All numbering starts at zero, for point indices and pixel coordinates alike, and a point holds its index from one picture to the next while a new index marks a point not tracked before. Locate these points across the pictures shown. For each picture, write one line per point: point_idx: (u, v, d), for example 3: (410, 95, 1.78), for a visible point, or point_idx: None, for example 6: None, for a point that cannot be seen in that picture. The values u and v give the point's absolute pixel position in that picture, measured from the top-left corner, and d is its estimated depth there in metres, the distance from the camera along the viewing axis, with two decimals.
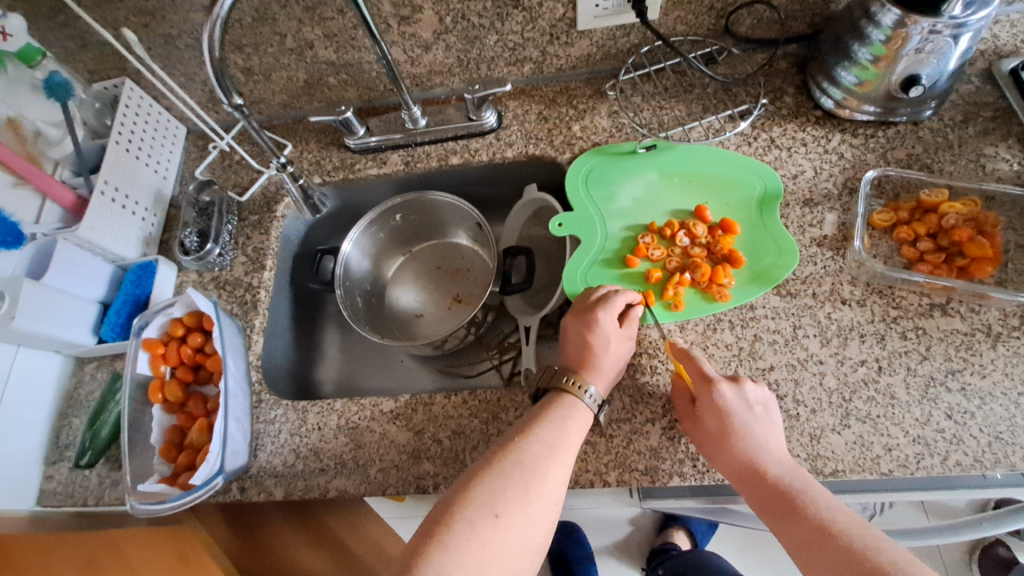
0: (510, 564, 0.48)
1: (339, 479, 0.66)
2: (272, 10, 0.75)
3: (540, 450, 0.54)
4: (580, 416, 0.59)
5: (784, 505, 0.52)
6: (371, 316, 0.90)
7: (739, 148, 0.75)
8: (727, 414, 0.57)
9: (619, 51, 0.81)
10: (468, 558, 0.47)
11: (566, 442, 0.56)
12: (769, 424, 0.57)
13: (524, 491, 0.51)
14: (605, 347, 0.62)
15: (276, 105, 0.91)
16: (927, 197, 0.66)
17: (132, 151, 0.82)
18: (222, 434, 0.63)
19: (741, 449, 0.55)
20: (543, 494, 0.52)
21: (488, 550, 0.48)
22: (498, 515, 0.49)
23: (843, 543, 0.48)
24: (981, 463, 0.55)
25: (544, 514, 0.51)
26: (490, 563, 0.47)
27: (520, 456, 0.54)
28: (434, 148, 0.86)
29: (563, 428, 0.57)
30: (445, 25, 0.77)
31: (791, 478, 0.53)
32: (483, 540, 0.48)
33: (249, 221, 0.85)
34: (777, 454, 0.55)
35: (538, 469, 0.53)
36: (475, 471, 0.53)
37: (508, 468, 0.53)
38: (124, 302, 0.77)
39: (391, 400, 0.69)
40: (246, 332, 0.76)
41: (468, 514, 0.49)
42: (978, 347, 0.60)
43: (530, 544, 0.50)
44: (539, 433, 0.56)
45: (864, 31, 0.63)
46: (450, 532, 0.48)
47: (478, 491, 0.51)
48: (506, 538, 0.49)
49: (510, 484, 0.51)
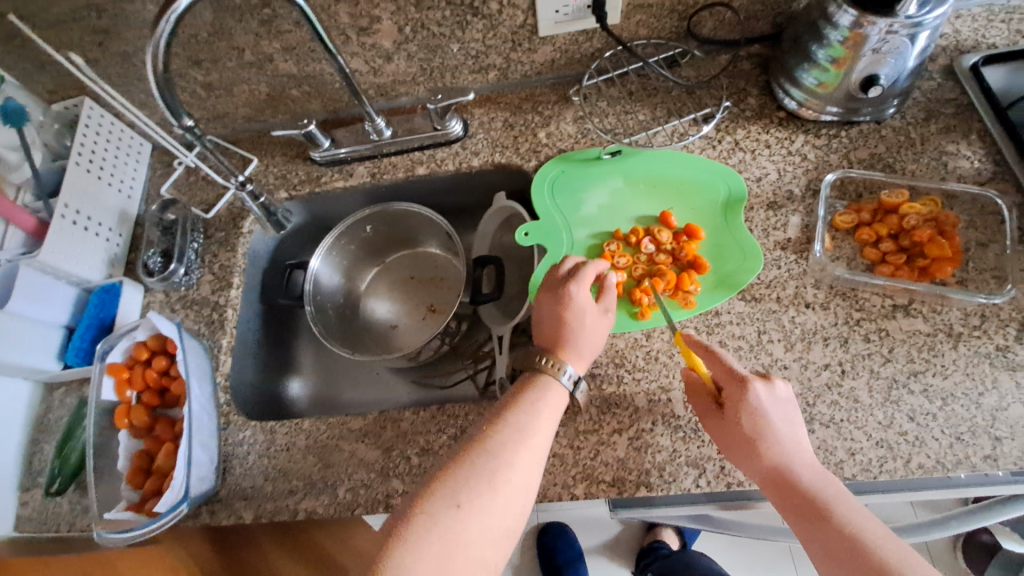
0: (477, 553, 0.48)
1: (308, 500, 0.65)
2: (227, 24, 0.74)
3: (508, 436, 0.53)
4: (555, 393, 0.58)
5: (816, 511, 0.50)
6: (344, 330, 0.90)
7: (704, 152, 0.75)
8: (760, 414, 0.55)
9: (582, 56, 0.80)
10: (430, 552, 0.46)
11: (536, 426, 0.55)
12: (797, 425, 0.55)
13: (490, 481, 0.50)
14: (579, 322, 0.62)
15: (240, 119, 0.90)
16: (887, 197, 0.66)
17: (93, 171, 0.81)
18: (185, 459, 0.63)
19: (774, 450, 0.53)
20: (510, 480, 0.51)
21: (451, 542, 0.47)
22: (461, 505, 0.49)
23: (876, 556, 0.46)
24: (943, 465, 0.55)
25: (513, 500, 0.51)
26: (453, 556, 0.47)
27: (486, 444, 0.53)
28: (400, 158, 0.85)
29: (534, 411, 0.56)
30: (405, 34, 0.77)
31: (822, 483, 0.52)
32: (445, 531, 0.47)
33: (214, 238, 0.84)
34: (806, 457, 0.54)
35: (505, 455, 0.52)
36: (445, 462, 0.53)
37: (476, 457, 0.52)
38: (88, 326, 0.77)
39: (360, 418, 0.68)
40: (213, 352, 0.76)
41: (428, 507, 0.49)
42: (941, 348, 0.60)
43: (498, 530, 0.49)
44: (509, 421, 0.55)
45: (822, 32, 0.63)
46: (412, 525, 0.48)
47: (442, 483, 0.50)
48: (471, 527, 0.48)
49: (474, 473, 0.51)
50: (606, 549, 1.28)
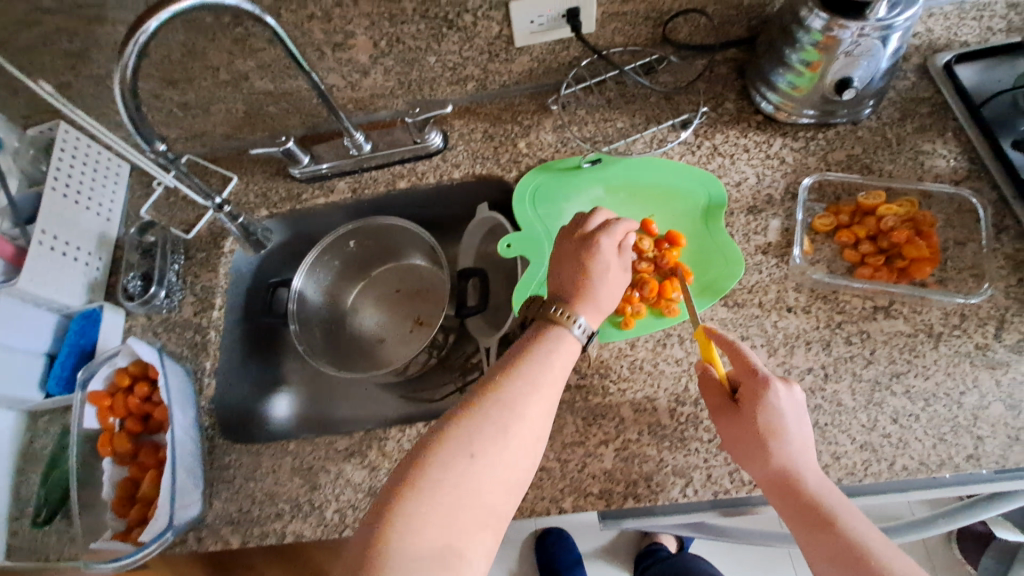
0: (490, 502, 0.45)
1: (295, 523, 0.64)
2: (200, 44, 0.74)
3: (520, 387, 0.50)
4: (568, 345, 0.55)
5: (821, 516, 0.50)
6: (331, 346, 0.90)
7: (684, 157, 0.75)
8: (777, 416, 0.54)
9: (560, 65, 0.80)
10: (442, 503, 0.43)
11: (549, 377, 0.52)
12: (807, 430, 0.55)
13: (502, 431, 0.47)
14: (602, 274, 0.59)
15: (218, 137, 0.89)
16: (865, 199, 0.66)
17: (70, 195, 0.80)
18: (169, 486, 0.62)
19: (785, 451, 0.53)
20: (523, 431, 0.48)
21: (464, 492, 0.44)
22: (475, 456, 0.46)
23: (879, 565, 0.46)
24: (927, 466, 0.55)
25: (525, 450, 0.48)
26: (467, 506, 0.44)
27: (498, 395, 0.50)
28: (381, 173, 0.84)
29: (547, 362, 0.53)
30: (380, 49, 0.76)
31: (829, 490, 0.52)
32: (459, 481, 0.45)
33: (196, 259, 0.83)
34: (813, 462, 0.54)
35: (518, 406, 0.49)
36: (454, 411, 0.49)
37: (489, 407, 0.49)
38: (69, 353, 0.76)
39: (346, 437, 0.68)
40: (196, 375, 0.75)
41: (441, 456, 0.46)
42: (922, 349, 0.60)
43: (510, 480, 0.47)
44: (521, 372, 0.52)
45: (795, 36, 0.64)
46: (423, 476, 0.44)
47: (453, 433, 0.47)
48: (484, 477, 0.45)
49: (488, 422, 0.48)
50: (605, 552, 1.28)
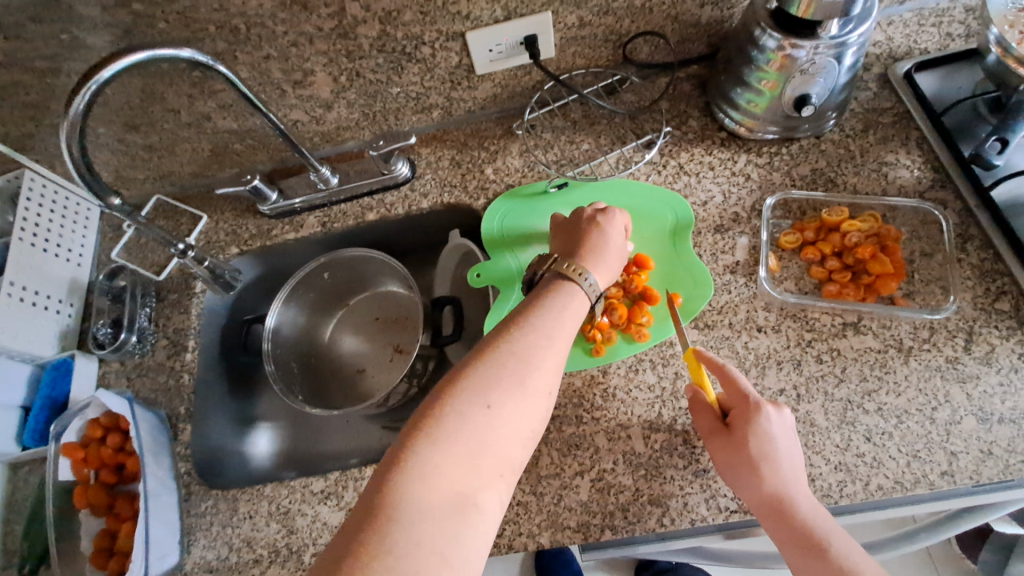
0: (504, 452, 0.44)
1: (273, 569, 0.64)
2: (158, 89, 0.74)
3: (535, 339, 0.50)
4: (578, 299, 0.55)
5: (813, 542, 0.50)
6: (309, 380, 0.89)
7: (650, 177, 0.75)
8: (769, 439, 0.54)
9: (523, 90, 0.80)
10: (458, 449, 0.42)
11: (563, 330, 0.52)
12: (798, 454, 0.55)
13: (519, 378, 0.47)
14: (611, 242, 0.62)
15: (187, 175, 0.89)
16: (829, 215, 0.66)
17: (38, 245, 0.79)
18: (144, 540, 0.61)
19: (777, 474, 0.53)
20: (538, 383, 0.48)
21: (480, 439, 0.43)
22: (490, 405, 0.45)
23: None
24: (902, 484, 0.55)
25: (539, 403, 0.47)
26: (482, 455, 0.43)
27: (514, 346, 0.49)
28: (350, 206, 0.84)
29: (559, 317, 0.53)
30: (341, 84, 0.76)
31: (821, 516, 0.51)
32: (476, 429, 0.43)
33: (168, 301, 0.83)
34: (804, 488, 0.53)
35: (533, 358, 0.49)
36: (467, 363, 0.48)
37: (503, 360, 0.48)
38: (41, 407, 0.75)
39: (322, 478, 0.67)
40: (170, 421, 0.74)
41: (457, 402, 0.44)
42: (892, 364, 0.60)
43: (525, 432, 0.46)
44: (535, 324, 0.51)
45: (751, 55, 0.63)
46: (439, 427, 0.43)
47: (469, 380, 0.46)
48: (500, 428, 0.44)
49: (504, 373, 0.47)
50: None
